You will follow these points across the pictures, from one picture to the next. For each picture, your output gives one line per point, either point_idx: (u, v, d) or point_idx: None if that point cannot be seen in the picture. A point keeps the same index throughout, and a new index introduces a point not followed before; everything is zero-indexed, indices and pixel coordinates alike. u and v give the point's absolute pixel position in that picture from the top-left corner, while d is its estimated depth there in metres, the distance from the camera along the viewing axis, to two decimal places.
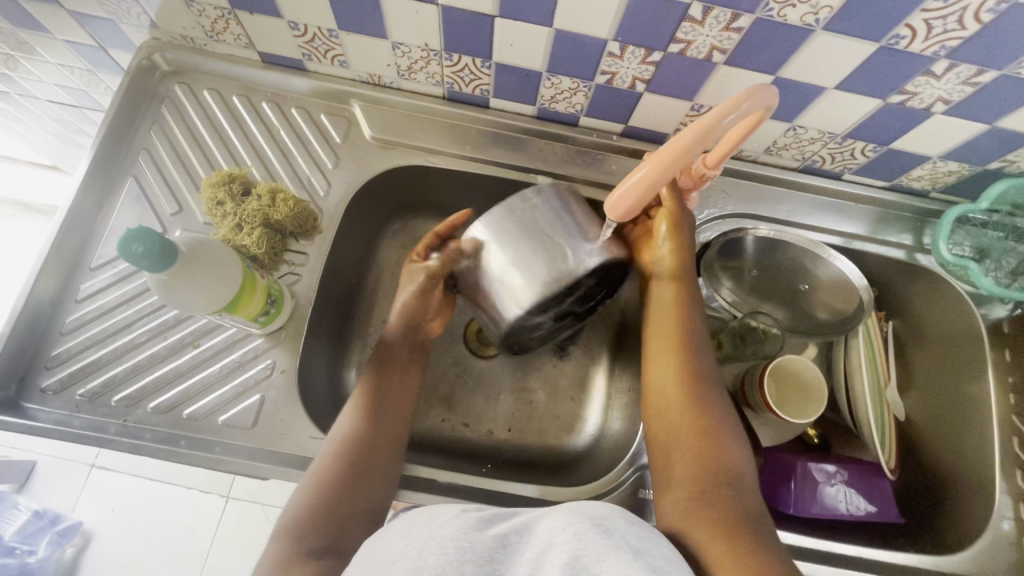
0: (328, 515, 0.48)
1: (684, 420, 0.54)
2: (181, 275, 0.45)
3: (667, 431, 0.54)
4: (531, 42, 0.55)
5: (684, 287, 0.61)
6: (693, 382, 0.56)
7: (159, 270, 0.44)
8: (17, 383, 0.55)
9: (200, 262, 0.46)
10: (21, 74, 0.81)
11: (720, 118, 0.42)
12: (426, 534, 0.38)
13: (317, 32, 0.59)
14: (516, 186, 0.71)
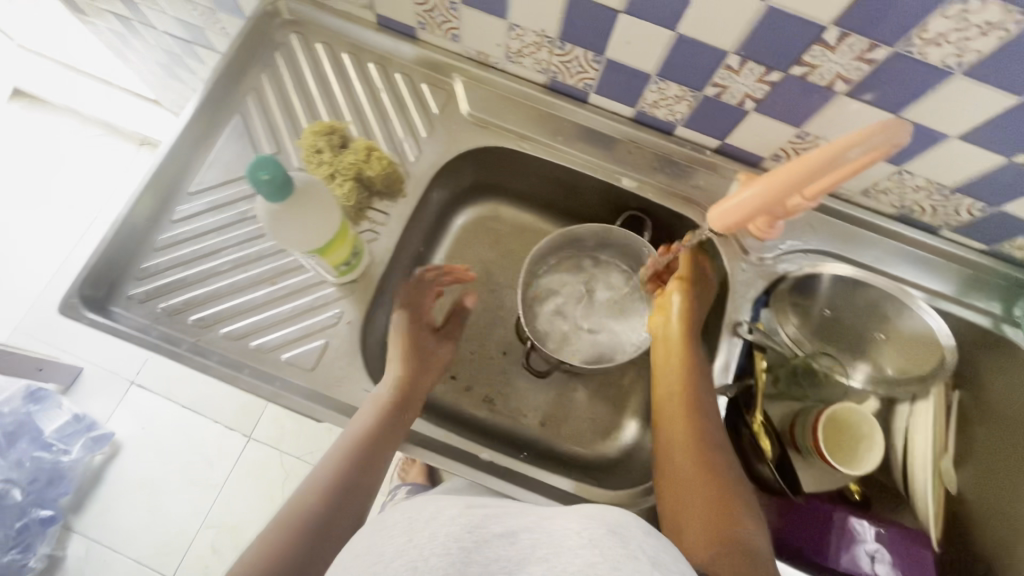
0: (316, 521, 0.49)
1: (695, 470, 0.54)
2: (290, 209, 0.47)
3: (676, 481, 0.54)
4: (649, 43, 0.55)
5: (694, 349, 0.63)
6: (701, 428, 0.57)
7: (277, 200, 0.45)
8: (108, 286, 0.59)
9: (311, 202, 0.48)
10: (146, 2, 0.86)
11: (843, 149, 0.41)
12: (426, 532, 0.36)
13: (439, 3, 0.60)
14: (597, 185, 0.71)
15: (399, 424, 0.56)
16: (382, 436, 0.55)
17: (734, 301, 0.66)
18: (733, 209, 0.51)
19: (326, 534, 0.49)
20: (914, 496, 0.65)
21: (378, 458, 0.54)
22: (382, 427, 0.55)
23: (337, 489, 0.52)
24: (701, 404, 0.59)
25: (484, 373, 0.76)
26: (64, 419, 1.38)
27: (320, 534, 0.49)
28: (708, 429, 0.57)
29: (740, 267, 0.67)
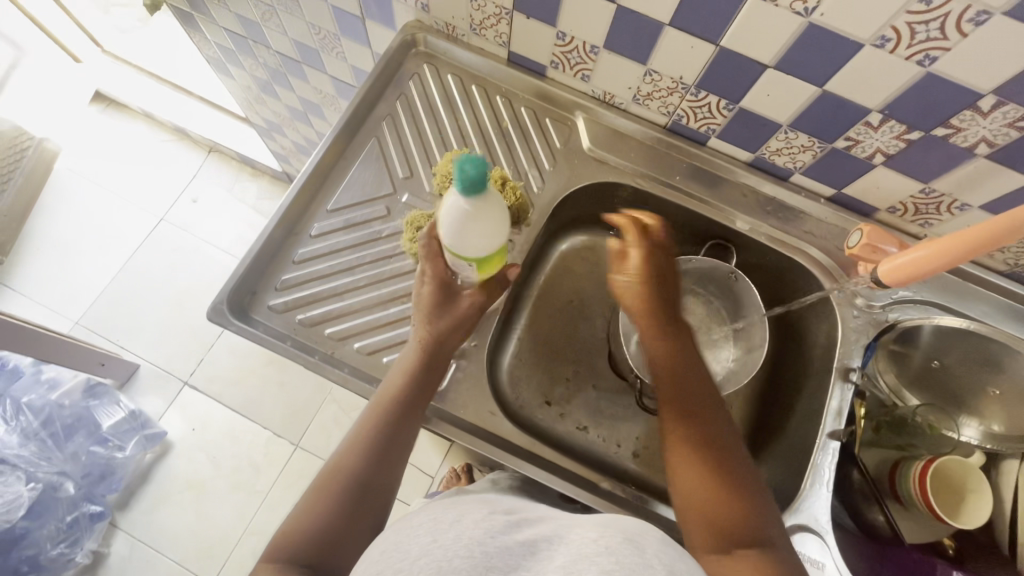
0: (341, 509, 0.50)
1: (694, 468, 0.52)
2: (477, 210, 0.48)
3: (681, 478, 0.53)
4: (790, 97, 0.57)
5: (671, 291, 0.60)
6: (687, 395, 0.56)
7: (469, 197, 0.46)
8: (250, 295, 0.61)
9: (495, 210, 0.49)
10: (269, 25, 0.90)
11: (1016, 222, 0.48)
12: (451, 534, 0.40)
13: (580, 45, 0.63)
14: (707, 224, 0.73)
15: (422, 402, 0.56)
16: (402, 420, 0.55)
17: (843, 346, 0.67)
18: (898, 266, 0.58)
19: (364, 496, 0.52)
20: None
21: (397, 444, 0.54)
22: (404, 413, 0.55)
23: (362, 472, 0.52)
24: (684, 373, 0.57)
25: (579, 400, 0.78)
26: (121, 416, 1.40)
27: (358, 495, 0.51)
28: (697, 397, 0.56)
29: (850, 313, 0.68)
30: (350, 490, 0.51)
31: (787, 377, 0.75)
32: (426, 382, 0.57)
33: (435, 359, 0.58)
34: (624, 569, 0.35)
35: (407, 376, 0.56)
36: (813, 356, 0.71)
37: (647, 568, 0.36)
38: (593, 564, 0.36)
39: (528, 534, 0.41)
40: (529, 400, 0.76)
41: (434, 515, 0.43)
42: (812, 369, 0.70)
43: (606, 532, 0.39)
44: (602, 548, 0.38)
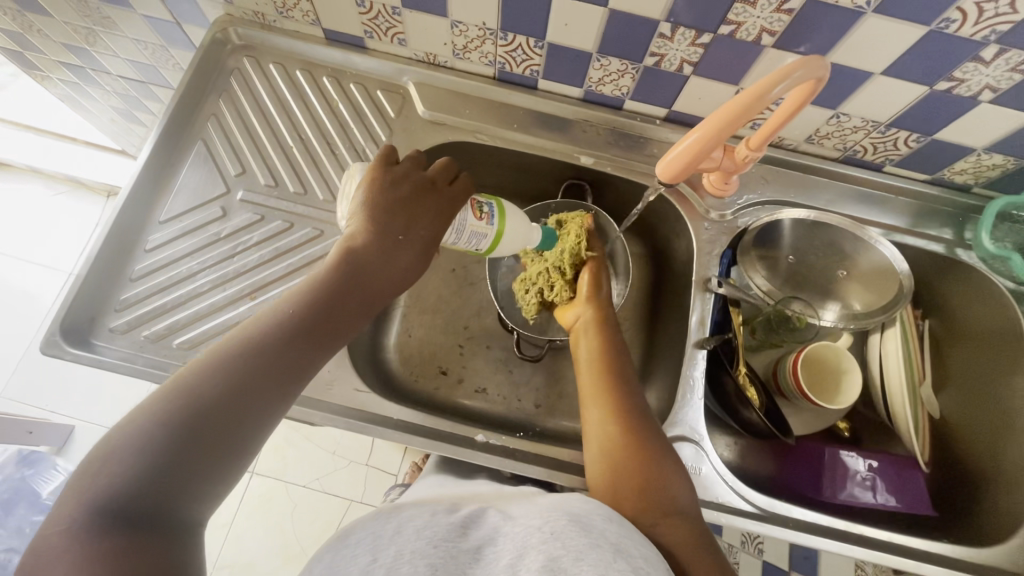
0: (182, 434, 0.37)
1: (613, 406, 0.55)
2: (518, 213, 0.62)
3: (598, 412, 0.55)
4: (586, 23, 0.58)
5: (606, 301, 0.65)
6: (629, 412, 0.54)
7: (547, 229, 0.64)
8: (88, 320, 0.59)
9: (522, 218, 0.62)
10: (98, 49, 0.87)
11: (773, 85, 0.46)
12: (393, 549, 0.39)
13: (381, 9, 0.63)
14: (558, 167, 0.73)
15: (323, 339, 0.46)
16: (299, 358, 0.44)
17: (700, 259, 0.69)
18: (677, 157, 0.53)
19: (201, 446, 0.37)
20: (895, 418, 0.68)
21: (279, 378, 0.42)
22: (286, 348, 0.43)
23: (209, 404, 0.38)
24: (606, 326, 0.62)
25: (473, 363, 0.78)
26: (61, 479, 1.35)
27: (205, 433, 0.38)
28: (638, 408, 0.55)
29: (703, 225, 0.70)
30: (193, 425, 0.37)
31: (664, 300, 0.76)
32: (326, 312, 0.47)
33: (365, 265, 0.50)
34: (569, 554, 0.38)
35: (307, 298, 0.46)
36: (681, 271, 0.73)
37: (596, 552, 0.38)
38: (539, 552, 0.39)
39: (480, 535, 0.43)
40: (423, 372, 0.76)
41: (376, 527, 0.41)
42: (682, 287, 0.72)
43: (551, 519, 0.42)
44: (546, 533, 0.40)
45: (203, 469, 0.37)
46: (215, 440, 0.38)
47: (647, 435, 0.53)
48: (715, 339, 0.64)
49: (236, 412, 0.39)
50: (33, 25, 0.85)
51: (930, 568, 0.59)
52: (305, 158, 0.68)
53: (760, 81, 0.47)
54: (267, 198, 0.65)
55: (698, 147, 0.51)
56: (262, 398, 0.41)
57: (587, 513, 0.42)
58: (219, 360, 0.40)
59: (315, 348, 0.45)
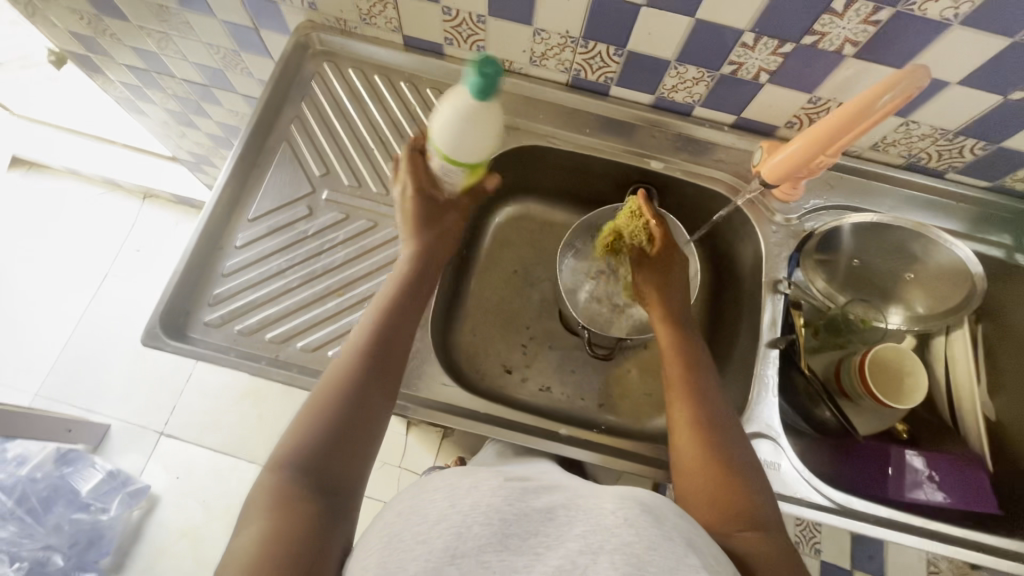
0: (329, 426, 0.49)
1: (686, 416, 0.57)
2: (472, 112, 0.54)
3: (677, 425, 0.57)
4: (670, 32, 0.60)
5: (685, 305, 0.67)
6: (716, 425, 0.56)
7: (480, 97, 0.53)
8: (183, 314, 0.61)
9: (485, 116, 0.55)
10: (167, 53, 0.90)
11: (877, 97, 0.49)
12: (468, 500, 0.42)
13: (467, 18, 0.65)
14: (626, 171, 0.76)
15: (403, 336, 0.57)
16: (384, 365, 0.55)
17: (769, 262, 0.71)
18: (783, 161, 0.62)
19: (344, 435, 0.50)
20: (964, 418, 0.71)
21: (378, 390, 0.53)
22: (368, 362, 0.54)
23: (338, 404, 0.51)
24: (690, 337, 0.64)
25: (538, 361, 0.79)
26: (98, 478, 1.36)
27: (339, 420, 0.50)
28: (717, 420, 0.57)
29: (769, 229, 0.72)
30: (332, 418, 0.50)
31: (726, 302, 0.78)
32: (398, 326, 0.57)
33: (418, 287, 0.60)
34: (644, 543, 0.38)
35: (378, 319, 0.57)
36: (746, 274, 0.75)
37: (669, 545, 0.39)
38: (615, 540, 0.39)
39: (550, 499, 0.44)
40: (489, 370, 0.78)
41: (453, 480, 0.45)
42: (747, 289, 0.74)
43: (625, 505, 0.42)
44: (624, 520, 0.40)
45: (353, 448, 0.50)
46: (355, 438, 0.50)
47: (734, 447, 0.55)
48: (785, 341, 0.66)
49: (353, 416, 0.51)
50: (107, 29, 0.87)
51: (1006, 564, 0.60)
52: (385, 159, 0.70)
53: (864, 93, 0.51)
54: (352, 198, 0.67)
55: (802, 151, 0.59)
56: (372, 403, 0.52)
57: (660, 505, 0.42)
58: (326, 384, 0.52)
59: (397, 354, 0.56)
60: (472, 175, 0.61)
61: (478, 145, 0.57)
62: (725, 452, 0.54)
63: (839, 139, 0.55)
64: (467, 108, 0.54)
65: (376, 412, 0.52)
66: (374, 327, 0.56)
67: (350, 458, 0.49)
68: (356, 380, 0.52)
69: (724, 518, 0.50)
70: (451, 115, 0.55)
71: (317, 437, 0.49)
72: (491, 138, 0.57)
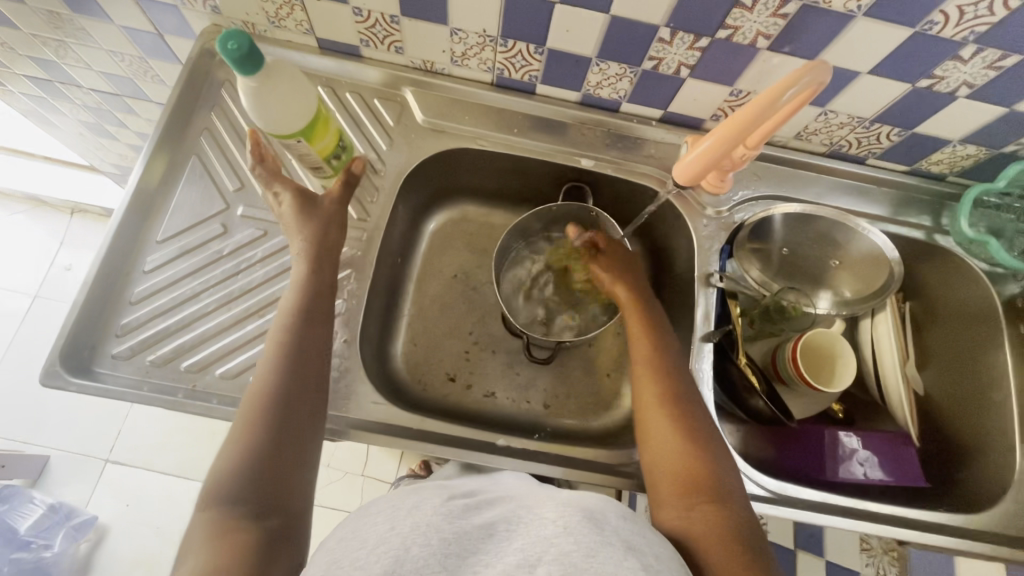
0: (259, 447, 0.47)
1: (657, 391, 0.57)
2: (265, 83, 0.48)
3: (646, 400, 0.58)
4: (586, 29, 0.58)
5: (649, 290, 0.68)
6: (685, 403, 0.57)
7: (249, 72, 0.46)
8: (88, 349, 0.57)
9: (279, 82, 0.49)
10: (68, 62, 0.83)
11: (781, 91, 0.48)
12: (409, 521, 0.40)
13: (379, 18, 0.62)
14: (558, 170, 0.74)
15: (315, 331, 0.54)
16: (303, 356, 0.52)
17: (701, 255, 0.71)
18: (693, 162, 0.59)
19: (277, 453, 0.47)
20: (889, 394, 0.72)
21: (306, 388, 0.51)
22: (285, 370, 0.51)
23: (268, 422, 0.48)
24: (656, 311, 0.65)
25: (483, 367, 0.78)
26: (39, 513, 1.28)
27: (271, 438, 0.47)
28: (690, 395, 0.58)
29: (701, 222, 0.72)
30: (263, 439, 0.47)
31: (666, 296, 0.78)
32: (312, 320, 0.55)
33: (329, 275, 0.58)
34: (582, 550, 0.38)
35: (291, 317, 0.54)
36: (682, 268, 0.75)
37: (606, 550, 0.38)
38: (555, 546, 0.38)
39: (488, 515, 0.43)
40: (432, 379, 0.76)
41: (396, 502, 0.44)
42: (682, 283, 0.74)
43: (566, 512, 0.41)
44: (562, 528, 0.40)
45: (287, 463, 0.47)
46: (287, 441, 0.48)
47: (699, 424, 0.56)
48: (719, 333, 0.67)
49: (283, 430, 0.48)
50: None
51: (934, 537, 0.63)
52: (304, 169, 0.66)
53: (769, 88, 0.49)
54: (269, 212, 0.64)
55: (713, 150, 0.57)
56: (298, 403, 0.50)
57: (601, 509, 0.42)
58: (247, 405, 0.49)
59: (315, 344, 0.54)
60: (319, 141, 0.55)
61: (290, 121, 0.51)
62: (689, 428, 0.55)
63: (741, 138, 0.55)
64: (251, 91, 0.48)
65: (305, 409, 0.50)
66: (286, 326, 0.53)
67: (291, 466, 0.48)
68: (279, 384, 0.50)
69: (682, 501, 0.50)
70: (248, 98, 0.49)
71: (249, 451, 0.46)
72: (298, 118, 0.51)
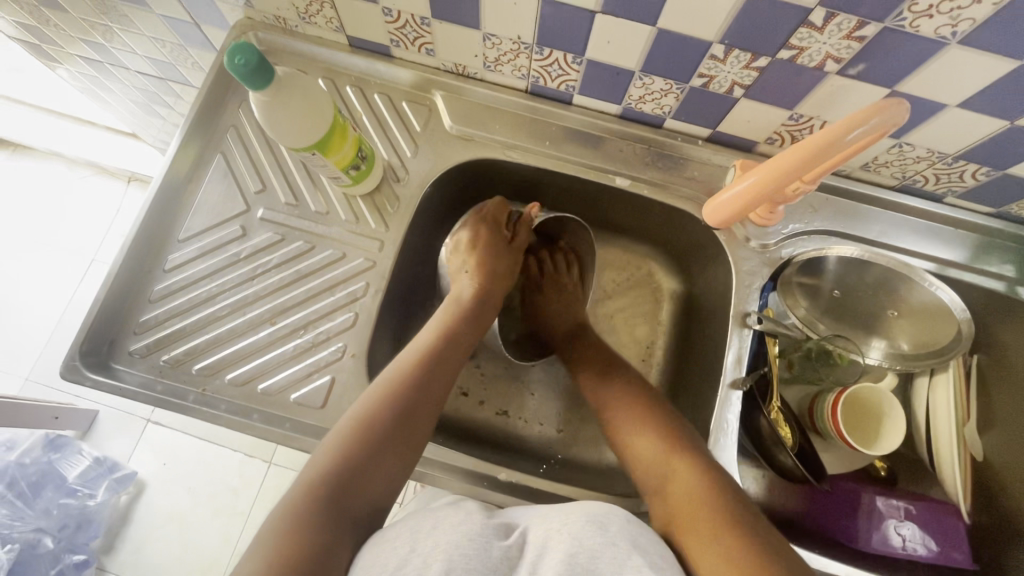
0: (377, 439, 0.50)
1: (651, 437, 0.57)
2: (276, 96, 0.48)
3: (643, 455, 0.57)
4: (629, 41, 0.53)
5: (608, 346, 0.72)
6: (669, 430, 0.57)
7: (255, 82, 0.46)
8: (108, 344, 0.58)
9: (291, 90, 0.48)
10: (115, 45, 0.84)
11: (843, 132, 0.43)
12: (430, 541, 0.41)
13: (410, 19, 0.59)
14: (592, 186, 0.69)
15: (442, 387, 0.56)
16: (438, 372, 0.56)
17: (738, 293, 0.65)
18: (732, 199, 0.55)
19: (390, 451, 0.50)
20: (941, 468, 0.65)
21: (423, 409, 0.53)
22: (427, 384, 0.55)
23: (395, 416, 0.52)
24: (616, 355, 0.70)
25: (499, 384, 0.76)
26: (86, 464, 1.36)
27: (395, 434, 0.51)
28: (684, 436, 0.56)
29: (741, 254, 0.66)
30: (386, 431, 0.51)
31: (699, 329, 0.73)
32: (461, 332, 0.61)
33: (472, 318, 0.63)
34: (586, 552, 0.39)
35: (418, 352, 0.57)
36: (719, 302, 0.70)
37: (611, 548, 0.40)
38: (558, 551, 0.40)
39: None
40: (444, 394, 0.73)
41: (414, 525, 0.44)
42: (717, 319, 0.69)
43: (569, 519, 0.43)
44: (566, 534, 0.41)
45: (389, 466, 0.50)
46: (412, 419, 0.52)
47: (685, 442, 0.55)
48: (752, 379, 0.62)
49: (405, 429, 0.52)
50: (49, 20, 0.81)
51: None
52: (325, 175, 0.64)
53: (832, 126, 0.43)
54: (289, 217, 0.63)
55: (756, 189, 0.53)
56: (428, 399, 0.54)
57: (604, 511, 0.43)
58: (378, 396, 0.53)
59: (459, 352, 0.60)
60: (334, 152, 0.53)
61: (303, 132, 0.50)
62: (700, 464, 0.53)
63: (797, 174, 0.49)
64: (261, 103, 0.48)
65: (416, 437, 0.52)
66: (444, 326, 0.61)
67: (406, 444, 0.51)
68: (394, 403, 0.52)
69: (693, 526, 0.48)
70: (261, 111, 0.49)
71: (379, 415, 0.51)
72: (303, 136, 0.50)
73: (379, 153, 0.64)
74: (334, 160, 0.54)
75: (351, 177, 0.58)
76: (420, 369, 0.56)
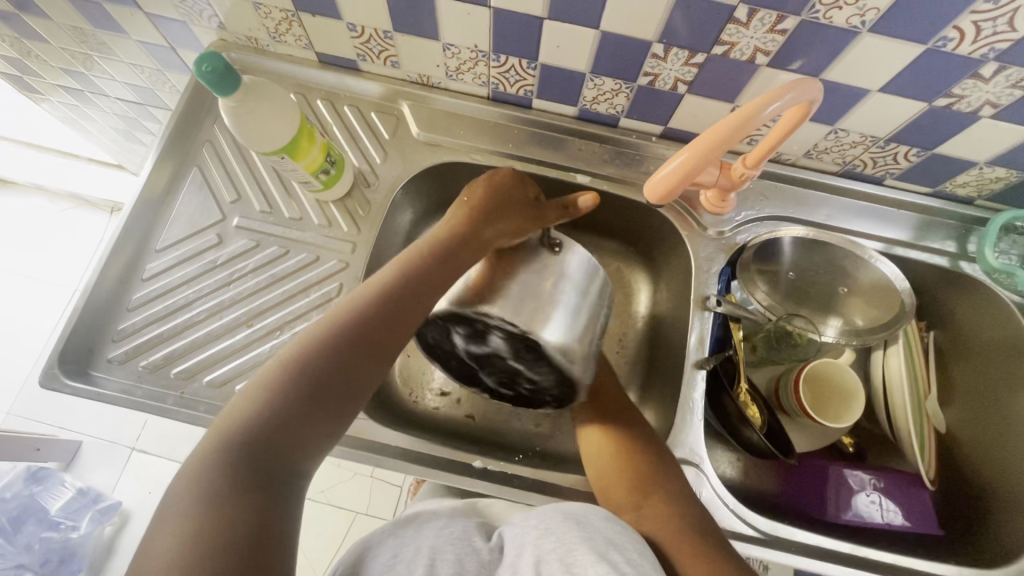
0: (301, 390, 0.43)
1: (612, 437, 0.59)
2: (244, 102, 0.52)
3: (606, 457, 0.58)
4: (577, 44, 0.57)
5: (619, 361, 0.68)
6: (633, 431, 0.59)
7: (221, 89, 0.50)
8: (86, 352, 0.60)
9: (258, 98, 0.52)
10: (95, 73, 0.87)
11: (766, 104, 0.47)
12: (410, 549, 0.42)
13: (373, 33, 0.62)
14: (555, 185, 0.72)
15: (391, 328, 0.48)
16: (387, 312, 0.48)
17: (698, 278, 0.69)
18: (663, 179, 0.56)
19: (319, 400, 0.44)
20: (898, 432, 0.68)
21: (367, 352, 0.46)
22: (372, 318, 0.47)
23: (324, 362, 0.44)
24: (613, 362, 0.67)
25: None
26: (68, 495, 1.33)
27: (326, 379, 0.44)
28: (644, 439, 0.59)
29: (699, 243, 0.69)
30: (315, 378, 0.44)
31: (667, 318, 0.76)
32: (423, 263, 0.52)
33: (446, 248, 0.54)
34: (565, 547, 0.41)
35: (370, 290, 0.48)
36: (683, 289, 0.73)
37: (586, 551, 0.40)
38: (532, 552, 0.42)
39: None
40: (423, 393, 0.75)
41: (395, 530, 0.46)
42: (682, 306, 0.72)
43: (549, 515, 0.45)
44: (542, 530, 0.43)
45: (314, 424, 0.44)
46: (352, 369, 0.46)
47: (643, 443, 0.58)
48: (715, 359, 0.64)
49: (338, 374, 0.45)
50: (30, 52, 0.84)
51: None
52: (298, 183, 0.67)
53: (755, 101, 0.48)
54: (264, 224, 0.65)
55: (687, 165, 0.54)
56: (374, 344, 0.47)
57: (584, 512, 0.44)
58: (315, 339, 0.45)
59: (418, 285, 0.51)
60: (304, 157, 0.56)
61: (272, 137, 0.54)
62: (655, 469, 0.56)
63: (717, 152, 0.52)
64: (231, 110, 0.52)
65: (346, 391, 0.46)
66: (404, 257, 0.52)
67: (337, 394, 0.45)
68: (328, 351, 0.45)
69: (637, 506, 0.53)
70: (230, 119, 0.52)
71: (309, 362, 0.44)
72: (272, 141, 0.54)
73: (350, 159, 0.67)
74: (303, 165, 0.57)
75: (322, 182, 0.61)
76: (349, 325, 0.46)
